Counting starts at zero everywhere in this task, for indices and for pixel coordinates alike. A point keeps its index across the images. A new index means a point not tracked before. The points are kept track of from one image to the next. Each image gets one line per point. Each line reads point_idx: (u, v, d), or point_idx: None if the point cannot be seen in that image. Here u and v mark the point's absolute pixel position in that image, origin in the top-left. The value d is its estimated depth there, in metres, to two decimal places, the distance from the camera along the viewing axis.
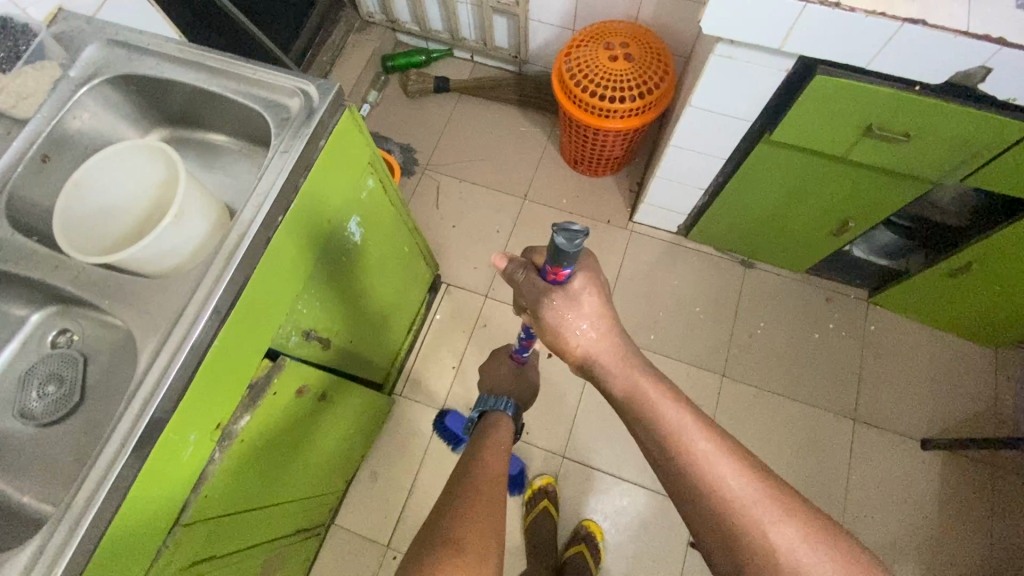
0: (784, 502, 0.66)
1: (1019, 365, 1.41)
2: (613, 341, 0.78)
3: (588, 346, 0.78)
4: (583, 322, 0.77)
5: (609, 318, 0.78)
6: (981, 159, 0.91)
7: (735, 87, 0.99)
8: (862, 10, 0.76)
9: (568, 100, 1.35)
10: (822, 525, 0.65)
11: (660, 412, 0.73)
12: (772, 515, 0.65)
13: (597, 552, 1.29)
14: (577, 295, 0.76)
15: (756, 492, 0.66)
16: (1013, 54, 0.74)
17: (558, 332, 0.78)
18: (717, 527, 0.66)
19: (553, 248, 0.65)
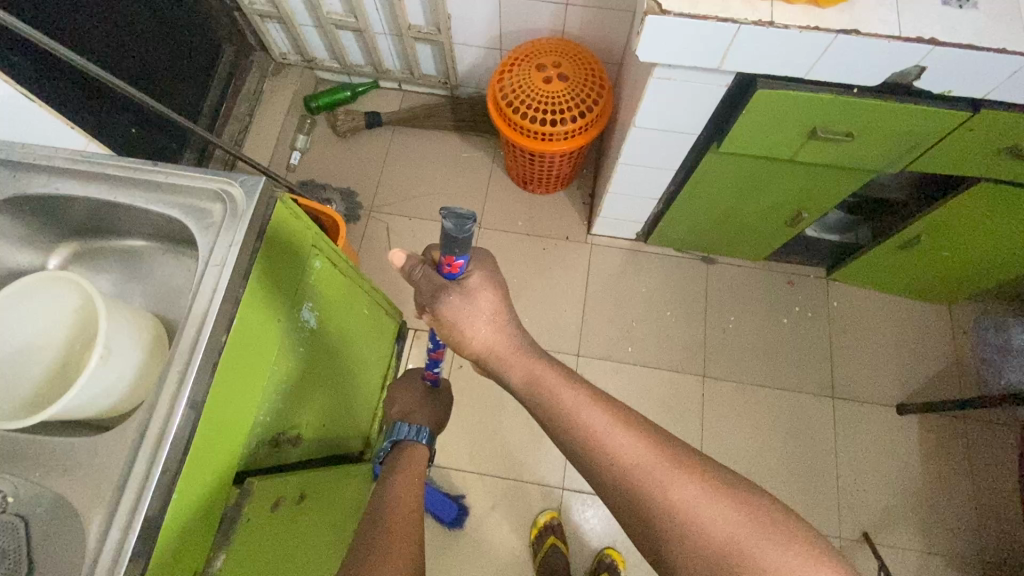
0: (682, 459, 0.60)
1: (971, 318, 1.48)
2: (509, 335, 0.71)
3: (488, 343, 0.70)
4: (481, 319, 0.70)
5: (505, 313, 0.71)
6: (925, 146, 0.92)
7: (677, 105, 0.97)
8: (796, 26, 0.75)
9: (505, 126, 1.31)
10: (726, 480, 0.59)
11: (560, 398, 0.66)
12: (671, 474, 0.59)
13: None
14: (472, 291, 0.69)
15: (655, 453, 0.61)
16: (945, 53, 0.75)
17: (459, 333, 0.70)
18: (624, 501, 0.60)
19: (443, 238, 0.59)
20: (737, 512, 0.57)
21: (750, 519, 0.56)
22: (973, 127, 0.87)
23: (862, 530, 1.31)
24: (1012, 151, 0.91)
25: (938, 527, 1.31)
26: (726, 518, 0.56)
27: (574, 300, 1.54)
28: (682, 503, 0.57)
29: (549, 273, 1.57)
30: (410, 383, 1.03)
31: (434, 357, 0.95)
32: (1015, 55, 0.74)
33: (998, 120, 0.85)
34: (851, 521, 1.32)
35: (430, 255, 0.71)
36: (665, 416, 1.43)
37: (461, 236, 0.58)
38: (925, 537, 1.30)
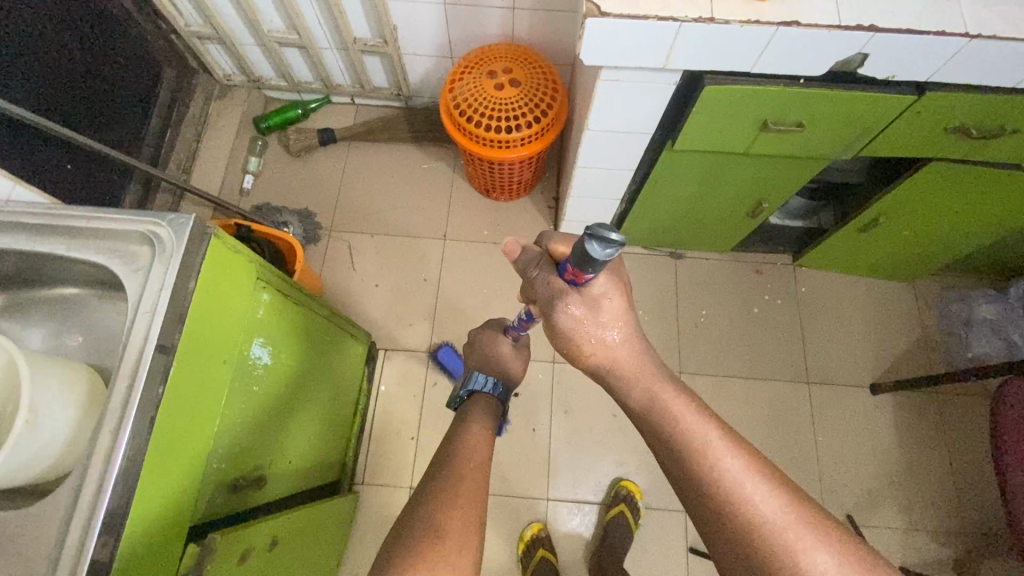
0: (820, 525, 0.57)
1: (936, 293, 1.51)
2: (637, 352, 0.69)
3: (609, 355, 0.69)
4: (610, 332, 0.68)
5: (635, 328, 0.69)
6: (874, 131, 0.92)
7: (627, 105, 0.95)
8: (736, 21, 0.74)
9: (460, 136, 1.27)
10: (864, 554, 0.56)
11: (690, 432, 0.62)
12: (804, 538, 0.55)
13: None
14: (597, 299, 0.67)
15: (790, 510, 0.57)
16: (886, 38, 0.74)
17: (576, 342, 0.69)
18: (741, 554, 0.57)
19: (578, 256, 0.56)
20: None
21: None
22: (919, 110, 0.87)
23: (846, 513, 1.32)
24: (960, 130, 0.92)
25: (919, 503, 1.33)
26: None
27: None
28: (809, 571, 0.54)
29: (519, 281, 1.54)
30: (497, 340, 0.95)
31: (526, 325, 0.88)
32: (954, 38, 0.74)
33: (944, 101, 0.85)
34: (835, 505, 1.33)
35: (548, 247, 0.69)
36: None
37: (600, 259, 0.55)
38: (907, 514, 1.32)
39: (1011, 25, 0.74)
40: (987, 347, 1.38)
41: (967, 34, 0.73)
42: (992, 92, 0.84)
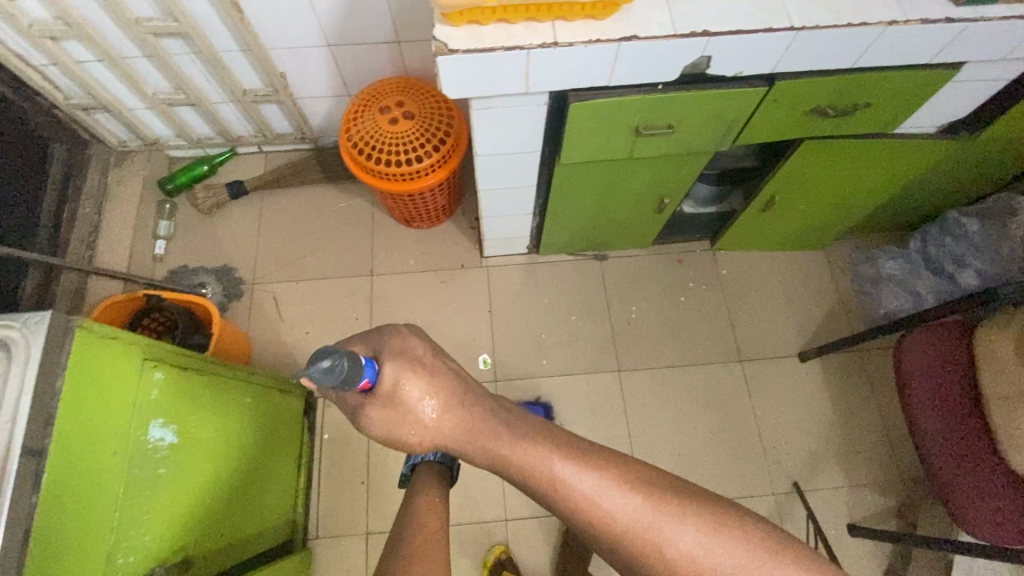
0: (674, 505, 0.58)
1: (846, 256, 1.59)
2: (460, 412, 0.67)
3: (438, 431, 0.67)
4: (425, 409, 0.66)
5: (447, 393, 0.67)
6: (740, 123, 0.97)
7: (506, 130, 0.97)
8: (579, 42, 0.76)
9: (365, 174, 1.27)
10: (721, 513, 0.58)
11: (535, 470, 0.62)
12: (665, 526, 0.57)
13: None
14: (395, 391, 0.66)
15: (646, 507, 0.58)
16: (722, 41, 0.79)
17: (407, 436, 0.67)
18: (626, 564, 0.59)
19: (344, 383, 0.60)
20: (737, 546, 0.56)
21: (749, 551, 0.55)
22: (774, 99, 0.92)
23: (792, 482, 1.37)
24: (818, 112, 0.98)
25: (857, 459, 1.39)
26: (726, 558, 0.55)
27: (481, 327, 1.53)
28: (679, 557, 0.56)
29: (452, 306, 1.54)
30: None
31: None
32: (782, 32, 0.78)
33: (794, 88, 0.91)
34: (781, 475, 1.37)
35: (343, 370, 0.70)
36: (592, 419, 1.43)
37: (344, 367, 0.58)
38: (848, 472, 1.38)
39: (832, 14, 0.79)
40: (896, 300, 1.46)
41: (792, 28, 0.78)
42: (835, 75, 0.90)
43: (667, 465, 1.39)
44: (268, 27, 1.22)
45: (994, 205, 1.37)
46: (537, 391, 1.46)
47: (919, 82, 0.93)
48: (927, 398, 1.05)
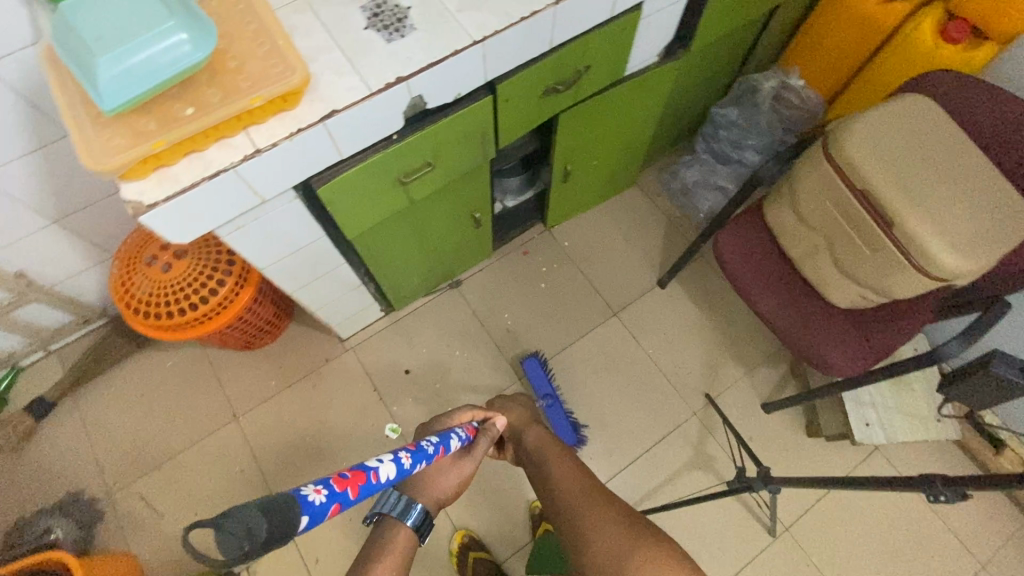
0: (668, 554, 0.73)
1: (656, 180, 1.72)
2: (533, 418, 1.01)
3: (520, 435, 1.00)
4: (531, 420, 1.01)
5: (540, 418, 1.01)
6: (490, 129, 0.99)
7: (272, 236, 0.91)
8: (283, 137, 0.72)
9: (167, 333, 1.14)
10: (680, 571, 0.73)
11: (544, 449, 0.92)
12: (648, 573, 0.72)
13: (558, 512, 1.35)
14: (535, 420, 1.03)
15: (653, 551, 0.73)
16: (420, 78, 0.79)
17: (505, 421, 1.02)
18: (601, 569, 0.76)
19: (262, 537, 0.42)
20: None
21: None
22: (504, 98, 0.95)
23: (703, 394, 1.46)
24: (551, 91, 1.03)
25: (743, 346, 1.51)
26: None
27: (374, 408, 1.45)
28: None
29: (335, 404, 1.45)
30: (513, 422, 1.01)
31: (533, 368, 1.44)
32: (467, 50, 0.80)
33: (516, 83, 0.94)
34: (693, 394, 1.47)
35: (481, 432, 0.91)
36: None
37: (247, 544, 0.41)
38: (741, 361, 1.50)
39: (503, 15, 0.82)
40: (709, 200, 1.61)
41: (476, 41, 0.80)
42: (542, 58, 0.94)
43: (599, 439, 1.43)
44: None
45: (740, 89, 1.53)
46: None
47: (616, 32, 1.01)
48: (756, 283, 1.14)
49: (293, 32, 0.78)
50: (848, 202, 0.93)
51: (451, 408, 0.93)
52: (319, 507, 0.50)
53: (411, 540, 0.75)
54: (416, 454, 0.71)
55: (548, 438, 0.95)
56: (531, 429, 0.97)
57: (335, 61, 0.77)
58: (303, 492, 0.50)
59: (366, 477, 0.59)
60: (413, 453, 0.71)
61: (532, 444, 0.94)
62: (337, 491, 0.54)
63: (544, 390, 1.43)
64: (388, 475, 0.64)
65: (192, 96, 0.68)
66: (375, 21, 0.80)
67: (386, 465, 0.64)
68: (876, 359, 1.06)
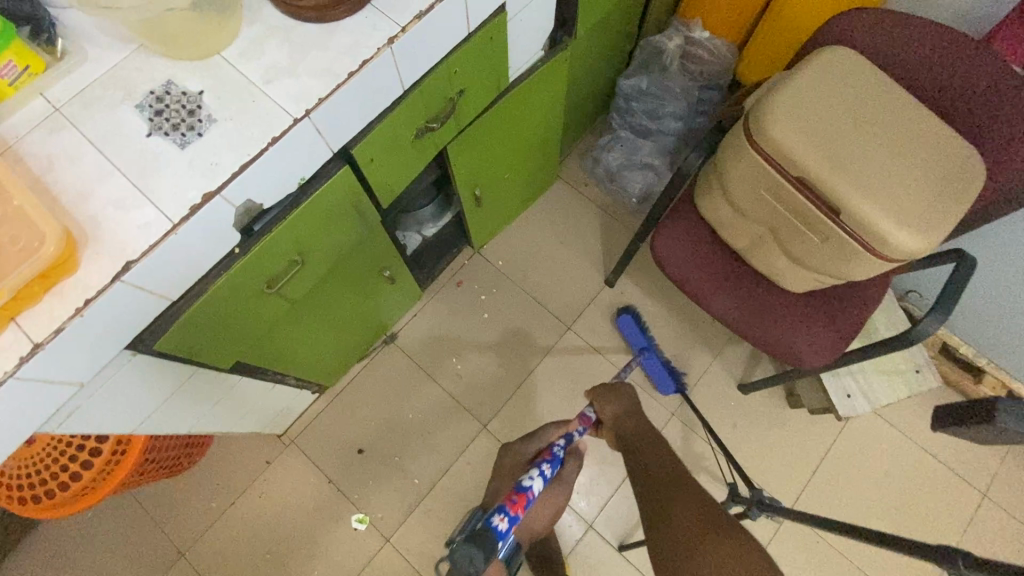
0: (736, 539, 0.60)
1: (579, 169, 1.57)
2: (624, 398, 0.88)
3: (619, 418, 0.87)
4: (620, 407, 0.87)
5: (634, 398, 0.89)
6: (361, 198, 0.82)
7: (122, 402, 0.73)
8: (67, 317, 0.54)
9: (60, 513, 0.94)
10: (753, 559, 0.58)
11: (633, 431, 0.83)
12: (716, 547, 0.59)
13: None
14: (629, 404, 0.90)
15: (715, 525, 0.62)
16: (238, 186, 0.60)
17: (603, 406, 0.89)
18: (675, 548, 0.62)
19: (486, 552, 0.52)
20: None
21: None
22: (366, 161, 0.78)
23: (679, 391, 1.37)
24: (424, 131, 0.85)
25: (708, 329, 1.42)
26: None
27: (335, 500, 1.31)
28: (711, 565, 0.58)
29: (292, 509, 1.30)
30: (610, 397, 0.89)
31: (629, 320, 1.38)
32: (290, 133, 0.62)
33: (374, 141, 0.76)
34: (668, 393, 1.37)
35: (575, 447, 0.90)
36: None
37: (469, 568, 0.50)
38: (710, 345, 1.41)
39: (325, 76, 0.63)
40: (638, 180, 1.47)
41: (297, 120, 0.61)
42: (399, 102, 0.76)
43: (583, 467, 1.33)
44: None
45: (644, 54, 1.38)
46: (432, 511, 1.30)
47: (483, 45, 0.83)
48: (704, 284, 1.02)
49: (51, 165, 0.59)
50: (788, 191, 0.81)
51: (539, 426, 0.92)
52: (506, 530, 0.59)
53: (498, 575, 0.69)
54: (554, 462, 0.77)
55: (648, 425, 0.83)
56: (629, 420, 0.85)
57: (118, 193, 0.58)
58: (494, 521, 0.59)
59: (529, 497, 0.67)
60: (550, 461, 0.77)
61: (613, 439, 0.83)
62: (513, 512, 0.62)
63: (641, 343, 1.37)
64: (535, 491, 0.69)
65: None
66: (158, 124, 0.61)
67: (537, 481, 0.70)
68: (848, 340, 0.97)
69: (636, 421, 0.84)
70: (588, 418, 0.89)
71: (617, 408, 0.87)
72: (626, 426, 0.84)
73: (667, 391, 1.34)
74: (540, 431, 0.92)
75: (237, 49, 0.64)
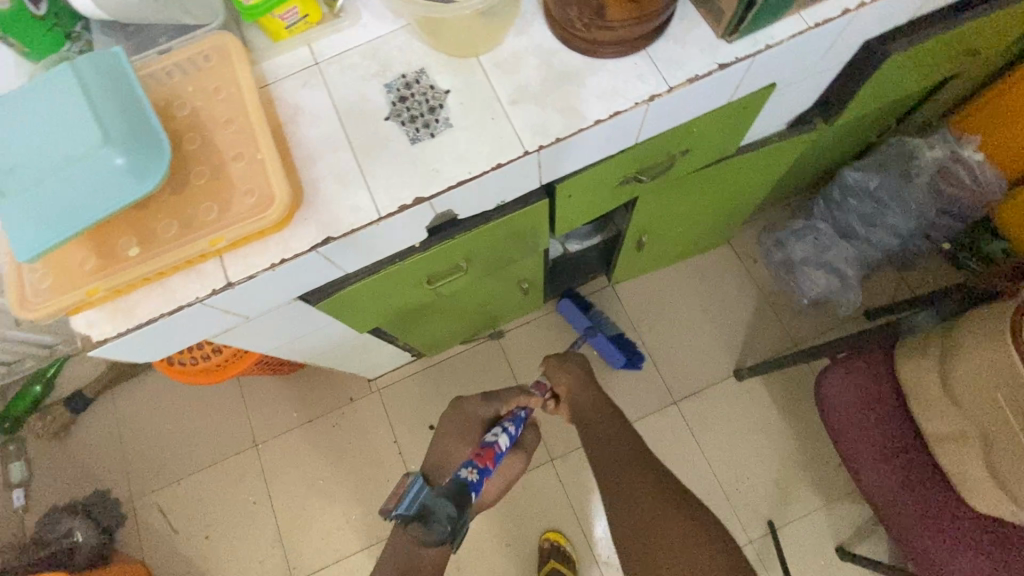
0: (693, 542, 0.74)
1: (754, 243, 1.43)
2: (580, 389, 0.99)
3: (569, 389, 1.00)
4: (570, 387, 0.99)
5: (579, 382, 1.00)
6: (543, 226, 0.79)
7: (270, 335, 0.78)
8: (262, 269, 0.57)
9: (191, 379, 1.03)
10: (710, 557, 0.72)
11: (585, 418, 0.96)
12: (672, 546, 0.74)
13: (570, 559, 1.25)
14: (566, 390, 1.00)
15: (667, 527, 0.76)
16: (446, 197, 0.59)
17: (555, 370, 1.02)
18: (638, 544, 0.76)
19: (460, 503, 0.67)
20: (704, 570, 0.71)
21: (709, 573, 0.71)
22: (564, 197, 0.74)
23: (765, 521, 1.23)
24: (630, 180, 0.79)
25: (825, 471, 1.26)
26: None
27: (391, 463, 1.35)
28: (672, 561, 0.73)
29: (355, 451, 1.36)
30: (568, 368, 1.02)
31: (568, 305, 1.36)
32: (515, 163, 0.58)
33: (581, 181, 0.71)
34: (753, 518, 1.24)
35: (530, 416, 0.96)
36: (539, 521, 1.31)
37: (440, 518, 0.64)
38: (820, 489, 1.25)
39: (569, 115, 0.59)
40: (818, 283, 1.29)
41: (527, 153, 0.58)
42: (625, 150, 0.70)
43: None
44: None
45: (889, 152, 1.19)
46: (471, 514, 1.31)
47: (734, 114, 0.74)
48: (861, 446, 0.87)
49: (295, 117, 0.60)
50: None
51: (504, 391, 0.96)
52: (475, 481, 0.72)
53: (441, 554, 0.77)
54: (516, 421, 0.89)
55: (601, 403, 0.97)
56: (587, 391, 0.99)
57: (342, 168, 0.59)
58: (464, 474, 0.72)
59: (495, 453, 0.78)
60: (512, 421, 0.89)
61: (588, 402, 0.98)
62: (482, 467, 0.75)
63: (583, 325, 1.34)
64: (501, 449, 0.80)
65: (140, 222, 0.52)
66: (400, 112, 0.60)
67: (502, 438, 0.83)
68: None
69: (591, 393, 0.99)
70: (544, 384, 1.02)
71: (572, 379, 1.00)
72: (580, 398, 0.99)
73: (617, 365, 1.32)
74: (503, 392, 0.97)
75: (496, 58, 0.61)
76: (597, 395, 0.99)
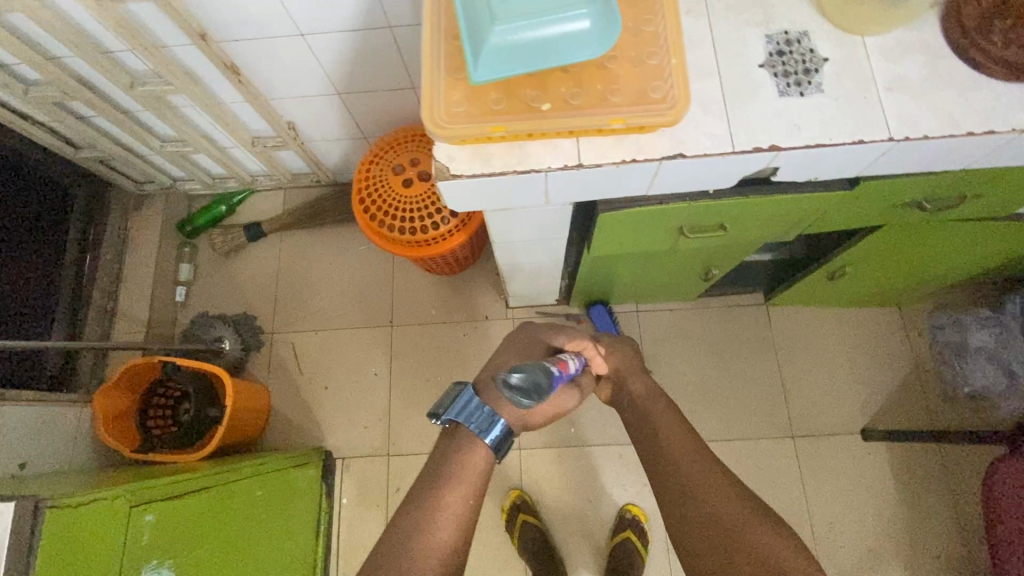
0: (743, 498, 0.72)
1: (922, 316, 1.39)
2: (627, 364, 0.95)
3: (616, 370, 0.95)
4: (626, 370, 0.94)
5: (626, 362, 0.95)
6: (809, 218, 0.81)
7: (523, 229, 0.84)
8: (610, 161, 0.61)
9: (391, 247, 1.13)
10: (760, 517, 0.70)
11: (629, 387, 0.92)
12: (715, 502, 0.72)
13: (644, 535, 1.29)
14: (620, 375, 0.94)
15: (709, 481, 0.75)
16: (794, 154, 0.61)
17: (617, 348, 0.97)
18: (687, 503, 0.73)
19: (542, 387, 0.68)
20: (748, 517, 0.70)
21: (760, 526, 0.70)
22: (853, 198, 0.75)
23: None
24: (912, 204, 0.80)
25: (922, 554, 1.24)
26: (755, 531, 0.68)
27: None
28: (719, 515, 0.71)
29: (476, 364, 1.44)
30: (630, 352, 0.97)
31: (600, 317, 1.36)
32: (876, 144, 0.60)
33: (883, 187, 0.72)
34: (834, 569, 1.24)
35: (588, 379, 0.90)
36: (623, 490, 1.35)
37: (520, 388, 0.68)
38: (912, 569, 1.23)
39: (943, 118, 0.60)
40: (987, 378, 1.23)
41: (891, 138, 0.60)
42: (942, 172, 0.70)
43: None
44: (256, 68, 1.08)
45: None
46: (563, 460, 1.37)
47: None
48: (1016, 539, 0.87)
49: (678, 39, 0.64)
50: None
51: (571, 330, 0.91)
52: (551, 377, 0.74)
53: (489, 457, 0.73)
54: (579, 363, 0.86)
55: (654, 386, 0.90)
56: (635, 374, 0.93)
57: (710, 97, 0.62)
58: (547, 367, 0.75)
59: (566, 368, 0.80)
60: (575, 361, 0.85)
61: (640, 386, 0.91)
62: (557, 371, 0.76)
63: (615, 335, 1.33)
64: (570, 369, 0.82)
65: (550, 82, 0.58)
66: (776, 64, 0.63)
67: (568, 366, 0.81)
68: None
69: (642, 379, 0.92)
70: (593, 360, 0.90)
71: (622, 358, 0.95)
72: (628, 379, 0.93)
73: None
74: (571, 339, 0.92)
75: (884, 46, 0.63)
76: (647, 378, 0.92)
